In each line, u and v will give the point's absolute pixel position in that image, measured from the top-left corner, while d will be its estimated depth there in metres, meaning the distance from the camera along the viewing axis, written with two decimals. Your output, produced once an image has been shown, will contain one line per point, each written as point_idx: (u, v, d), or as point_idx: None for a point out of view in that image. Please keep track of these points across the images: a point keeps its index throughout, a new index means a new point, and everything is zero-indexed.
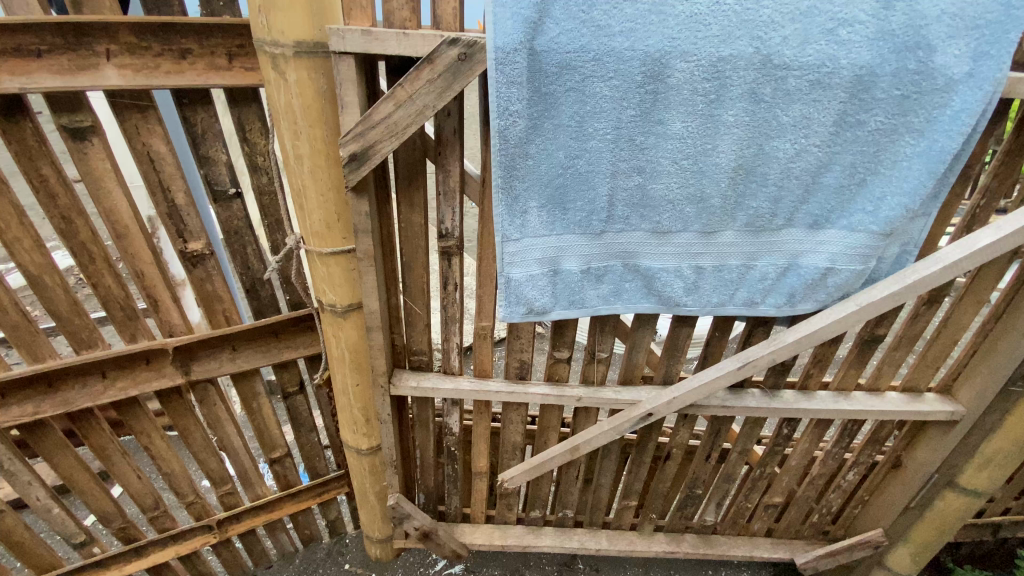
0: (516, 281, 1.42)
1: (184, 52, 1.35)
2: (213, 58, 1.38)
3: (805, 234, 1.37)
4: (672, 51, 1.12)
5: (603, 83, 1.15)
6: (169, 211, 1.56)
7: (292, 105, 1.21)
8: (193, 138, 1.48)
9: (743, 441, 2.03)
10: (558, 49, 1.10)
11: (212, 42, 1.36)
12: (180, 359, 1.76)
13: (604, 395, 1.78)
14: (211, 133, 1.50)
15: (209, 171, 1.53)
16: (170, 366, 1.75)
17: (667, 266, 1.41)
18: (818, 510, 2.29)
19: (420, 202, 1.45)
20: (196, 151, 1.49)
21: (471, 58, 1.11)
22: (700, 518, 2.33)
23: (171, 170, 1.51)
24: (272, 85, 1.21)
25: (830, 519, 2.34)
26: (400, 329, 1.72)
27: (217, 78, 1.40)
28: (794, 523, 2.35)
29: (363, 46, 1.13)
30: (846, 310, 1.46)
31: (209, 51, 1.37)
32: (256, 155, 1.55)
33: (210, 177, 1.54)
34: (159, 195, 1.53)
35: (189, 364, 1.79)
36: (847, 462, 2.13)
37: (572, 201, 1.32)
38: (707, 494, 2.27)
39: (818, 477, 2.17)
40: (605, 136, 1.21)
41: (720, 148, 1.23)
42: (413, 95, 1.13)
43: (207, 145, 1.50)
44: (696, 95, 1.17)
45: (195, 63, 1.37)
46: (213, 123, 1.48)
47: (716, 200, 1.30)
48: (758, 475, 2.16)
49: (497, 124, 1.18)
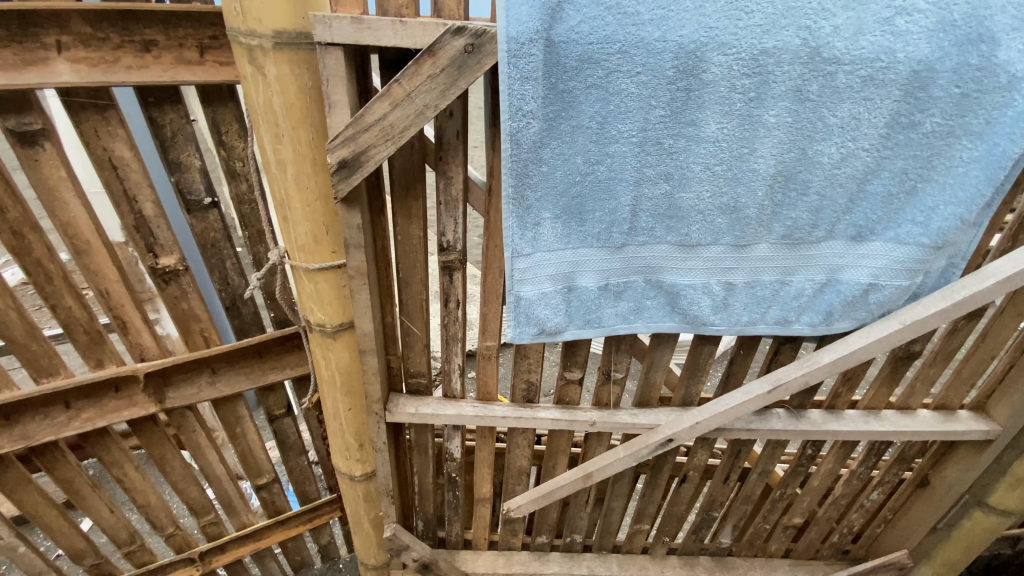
0: (528, 300, 1.29)
1: (148, 43, 1.19)
2: (182, 51, 1.22)
3: (846, 247, 1.25)
4: (709, 43, 0.98)
5: (629, 79, 1.01)
6: (136, 223, 1.40)
7: (273, 104, 1.05)
8: (161, 143, 1.33)
9: (764, 462, 1.90)
10: (580, 40, 0.96)
11: (180, 33, 1.20)
12: (153, 385, 1.60)
13: (620, 419, 1.63)
14: (183, 136, 1.34)
15: (181, 178, 1.38)
16: (142, 393, 1.59)
17: (694, 282, 1.29)
18: (840, 530, 2.17)
19: (418, 212, 1.30)
20: (166, 156, 1.34)
21: (480, 49, 0.95)
22: (715, 540, 2.21)
23: (137, 177, 1.35)
24: (249, 81, 1.04)
25: (850, 538, 2.22)
26: (397, 350, 1.57)
27: (187, 74, 1.24)
28: (814, 543, 2.23)
29: (352, 37, 0.98)
30: (888, 329, 1.34)
31: (177, 43, 1.21)
32: (233, 160, 1.40)
33: (183, 185, 1.39)
34: (124, 206, 1.36)
35: (163, 390, 1.62)
36: (871, 481, 2.01)
37: (590, 211, 1.18)
38: (724, 515, 2.14)
39: (842, 498, 2.05)
40: (630, 139, 1.08)
41: (757, 152, 1.10)
42: (412, 93, 0.98)
43: (179, 149, 1.35)
44: (734, 92, 1.03)
45: (161, 57, 1.21)
46: (184, 125, 1.33)
47: (751, 210, 1.18)
48: (779, 495, 2.03)
49: (508, 126, 1.02)
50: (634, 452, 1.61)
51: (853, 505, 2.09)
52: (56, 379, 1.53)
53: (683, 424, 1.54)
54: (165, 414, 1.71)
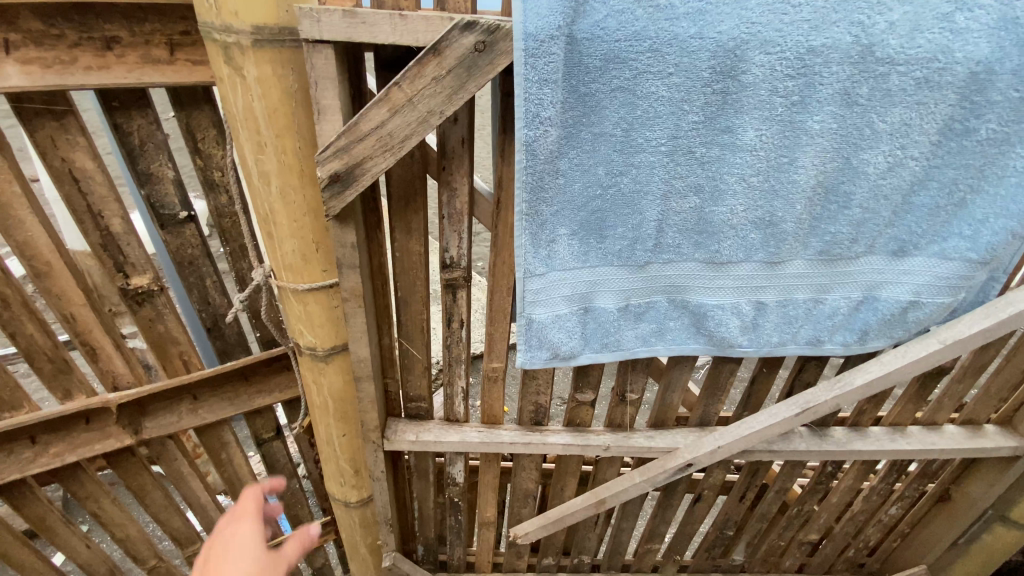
0: (541, 323, 1.15)
1: (109, 40, 1.04)
2: (149, 49, 1.08)
3: (886, 263, 1.13)
4: (751, 40, 0.87)
5: (660, 80, 0.89)
6: (103, 240, 1.26)
7: (254, 110, 0.91)
8: (127, 153, 1.19)
9: (782, 480, 1.82)
10: (607, 37, 0.84)
11: (145, 28, 1.05)
12: (127, 415, 1.46)
13: (635, 443, 1.53)
14: (153, 145, 1.20)
15: (152, 191, 1.25)
16: (116, 424, 1.46)
17: (724, 303, 1.16)
18: (856, 545, 2.09)
19: (418, 228, 1.18)
20: (134, 167, 1.21)
21: (491, 47, 0.82)
22: (728, 557, 2.13)
23: (103, 191, 1.21)
24: (226, 84, 0.91)
25: (866, 552, 2.14)
26: (395, 374, 1.45)
27: (156, 76, 1.10)
28: (828, 559, 2.15)
29: (343, 33, 0.85)
30: (927, 349, 1.24)
31: (143, 39, 1.06)
32: (210, 170, 1.27)
33: (155, 199, 1.26)
34: (88, 222, 1.22)
35: (140, 420, 1.49)
36: (891, 496, 1.93)
37: (611, 227, 1.04)
38: (738, 533, 2.06)
39: (860, 513, 1.97)
40: (659, 147, 0.95)
41: (799, 162, 0.98)
42: (414, 98, 0.85)
43: (148, 159, 1.21)
44: (776, 95, 0.92)
45: (125, 56, 1.07)
46: (154, 131, 1.19)
47: (789, 225, 1.06)
48: (795, 512, 1.95)
49: (523, 134, 0.89)
50: (650, 478, 1.51)
51: (871, 520, 2.01)
52: (20, 412, 1.39)
53: (704, 449, 1.45)
54: (144, 443, 1.58)
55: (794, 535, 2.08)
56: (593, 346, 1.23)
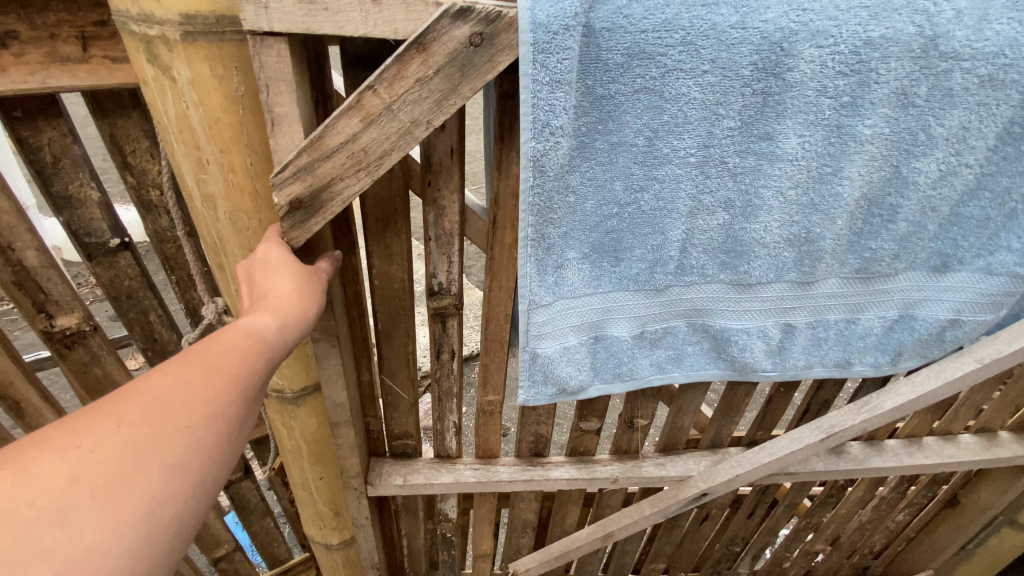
0: (547, 358, 0.99)
1: (7, 35, 0.75)
2: (56, 45, 0.78)
3: (925, 279, 1.04)
4: (801, 31, 0.72)
5: (692, 80, 0.73)
6: (17, 277, 1.01)
7: (189, 119, 0.71)
8: (38, 173, 0.95)
9: (793, 495, 1.73)
10: (632, 27, 0.69)
11: (48, 20, 0.75)
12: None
13: (644, 472, 1.41)
14: (70, 161, 0.96)
15: (73, 217, 1.02)
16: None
17: (750, 327, 1.03)
18: (860, 551, 2.03)
19: (400, 252, 1.01)
20: (48, 189, 0.97)
21: (491, 41, 0.65)
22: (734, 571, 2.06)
23: (9, 219, 0.95)
24: (153, 88, 0.71)
25: (870, 558, 2.08)
26: (377, 412, 1.28)
27: (66, 79, 0.80)
28: (834, 566, 2.09)
29: (301, 26, 0.66)
30: (963, 368, 1.14)
31: (49, 33, 0.77)
32: (145, 188, 1.04)
33: (77, 225, 1.02)
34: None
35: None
36: (900, 505, 1.87)
37: (627, 249, 0.89)
38: (745, 548, 1.98)
39: (868, 523, 1.90)
40: (687, 158, 0.80)
41: (844, 172, 0.85)
42: (394, 106, 0.68)
43: (64, 179, 0.98)
44: (824, 96, 0.78)
45: (26, 56, 0.77)
46: (70, 146, 0.95)
47: (826, 242, 0.93)
48: (802, 524, 1.87)
49: (529, 148, 0.73)
50: (661, 510, 1.39)
51: (877, 529, 1.95)
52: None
53: (720, 478, 1.33)
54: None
55: (802, 547, 2.01)
56: (604, 377, 1.09)
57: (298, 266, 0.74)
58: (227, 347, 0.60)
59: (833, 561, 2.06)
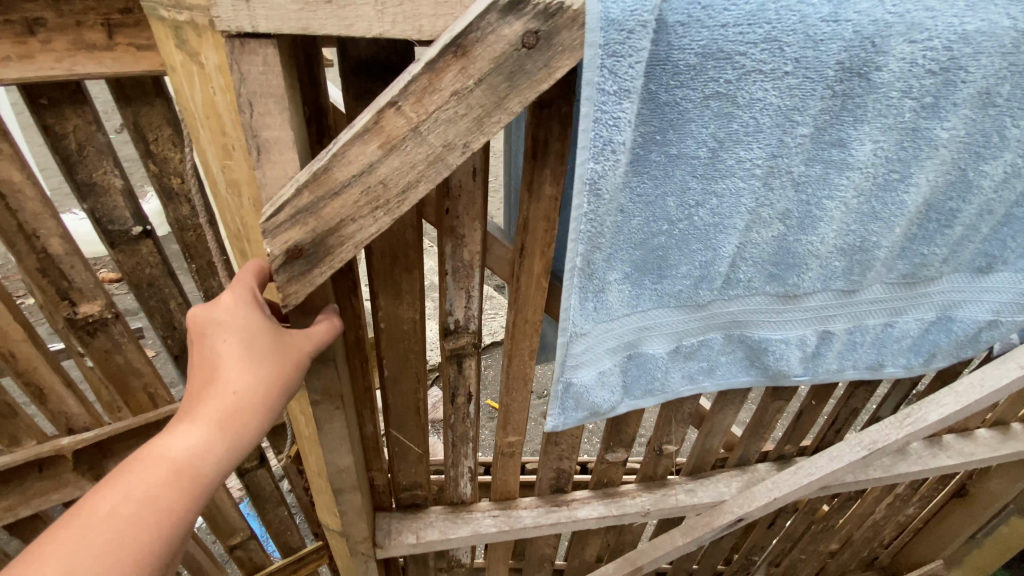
0: (582, 386, 0.89)
1: (33, 22, 0.73)
2: (83, 33, 0.76)
3: (967, 281, 0.95)
4: (895, 24, 0.62)
5: (770, 84, 0.61)
6: (41, 264, 0.98)
7: (216, 106, 0.57)
8: (63, 161, 0.89)
9: (813, 501, 1.69)
10: (710, 20, 0.56)
11: (74, 5, 0.73)
12: (87, 459, 1.19)
13: (674, 501, 1.31)
14: (94, 148, 0.90)
15: (97, 205, 0.97)
16: (74, 471, 1.18)
17: (790, 336, 0.94)
18: (871, 545, 2.02)
19: (411, 291, 0.85)
20: (71, 177, 0.91)
21: (548, 42, 0.50)
22: None
23: (36, 207, 0.93)
24: (183, 77, 0.59)
25: (879, 551, 2.08)
26: (382, 464, 1.12)
27: (92, 66, 0.78)
28: (845, 563, 2.08)
29: (294, 24, 0.50)
30: (1005, 376, 1.10)
31: (74, 20, 0.74)
32: (166, 176, 0.97)
33: (99, 213, 0.98)
34: (18, 243, 0.95)
35: (104, 461, 1.21)
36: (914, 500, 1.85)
37: (673, 266, 0.77)
38: (762, 554, 1.93)
39: (881, 519, 1.88)
40: (753, 170, 0.68)
41: (914, 179, 0.76)
42: (423, 127, 0.53)
43: (89, 167, 0.92)
44: (908, 97, 0.68)
45: (52, 42, 0.75)
46: (94, 133, 0.89)
47: (881, 251, 0.84)
48: (820, 528, 1.83)
49: (585, 169, 0.58)
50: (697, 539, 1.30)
51: (887, 523, 1.94)
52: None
53: (757, 503, 1.25)
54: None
55: (816, 548, 1.98)
56: (634, 395, 0.98)
57: (264, 333, 0.61)
58: (159, 478, 0.56)
59: (845, 557, 2.05)
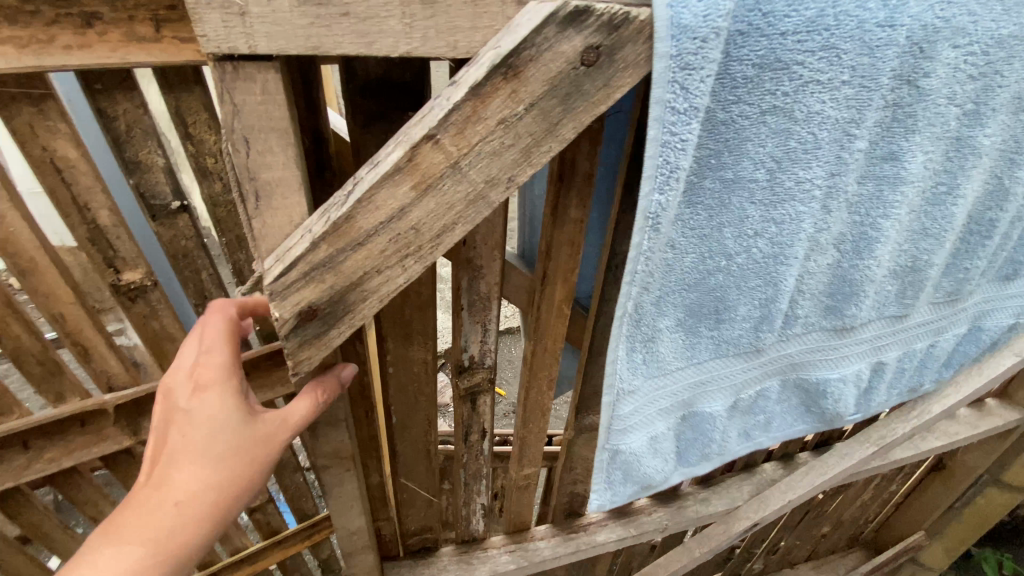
0: (632, 452, 0.85)
1: (84, 12, 0.52)
2: (135, 26, 0.54)
3: (995, 289, 1.02)
4: (943, 29, 0.59)
5: (829, 96, 0.57)
6: (90, 234, 0.77)
7: None
8: (111, 142, 0.69)
9: None
10: (771, 28, 0.51)
11: None
12: (127, 418, 0.96)
13: (689, 514, 1.27)
14: (139, 125, 0.69)
15: (141, 181, 0.75)
16: (115, 427, 0.96)
17: (849, 373, 0.95)
18: (857, 523, 2.10)
19: (422, 330, 0.76)
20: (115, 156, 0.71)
21: (609, 58, 0.43)
22: (750, 567, 2.05)
23: (88, 180, 0.72)
24: None
25: (865, 528, 2.16)
26: (388, 512, 1.03)
27: (140, 58, 0.55)
28: (834, 542, 2.14)
29: (303, 43, 0.40)
30: (1005, 365, 1.14)
31: (123, 12, 0.53)
32: (204, 158, 0.75)
33: (144, 189, 0.75)
34: (69, 215, 0.74)
35: (143, 419, 0.98)
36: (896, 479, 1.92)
37: (735, 307, 0.73)
38: (760, 544, 1.96)
39: (867, 500, 1.95)
40: (814, 192, 0.64)
41: (961, 193, 0.77)
42: (464, 161, 0.45)
43: (135, 147, 0.71)
44: (952, 105, 0.66)
45: (108, 35, 0.53)
46: (141, 111, 0.68)
47: (932, 268, 0.87)
48: (812, 513, 1.88)
49: (650, 202, 0.52)
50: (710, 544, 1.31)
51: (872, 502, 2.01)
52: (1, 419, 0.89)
53: (771, 508, 1.27)
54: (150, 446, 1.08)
55: (809, 532, 2.03)
56: (689, 450, 0.96)
57: (226, 436, 0.59)
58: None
59: (833, 538, 2.11)
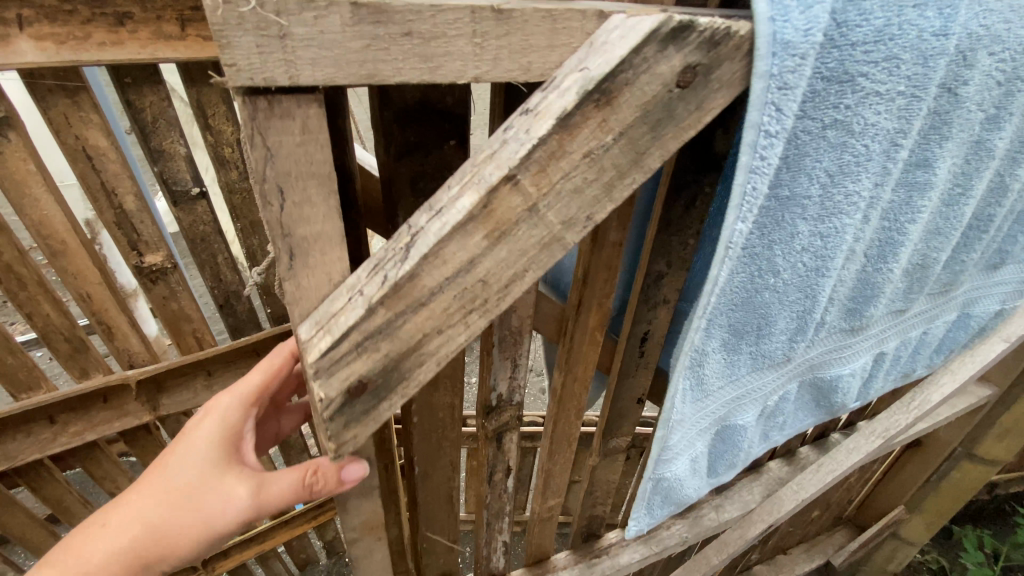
0: (675, 478, 0.88)
1: (123, 17, 0.80)
2: (161, 26, 0.82)
3: (983, 279, 1.03)
4: (983, 38, 0.57)
5: (883, 108, 0.55)
6: (117, 219, 1.03)
7: None
8: (140, 131, 1.01)
9: None
10: (841, 40, 0.47)
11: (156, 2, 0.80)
12: (145, 393, 1.22)
13: (706, 525, 1.24)
14: (167, 121, 1.03)
15: (165, 168, 1.08)
16: (135, 402, 1.22)
17: (857, 366, 0.96)
18: (842, 502, 2.18)
19: (451, 375, 0.69)
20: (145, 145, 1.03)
21: (705, 79, 0.38)
22: (747, 558, 2.09)
23: (116, 167, 0.97)
24: None
25: (849, 506, 2.24)
26: (405, 565, 0.94)
27: (169, 54, 0.84)
28: (822, 523, 2.22)
29: (355, 71, 0.32)
30: (995, 352, 1.17)
31: (155, 15, 0.81)
32: (225, 148, 1.12)
33: (166, 175, 1.08)
34: (100, 201, 0.99)
35: (158, 397, 1.25)
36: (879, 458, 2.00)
37: (775, 321, 0.73)
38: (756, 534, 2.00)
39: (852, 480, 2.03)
40: (861, 204, 0.63)
41: (973, 192, 0.78)
42: (543, 203, 0.38)
43: (160, 136, 1.03)
44: (981, 110, 0.65)
45: (136, 33, 0.81)
46: (167, 107, 1.01)
47: (938, 266, 0.88)
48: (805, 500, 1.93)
49: (728, 230, 0.48)
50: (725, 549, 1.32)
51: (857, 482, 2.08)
52: (37, 395, 1.17)
53: (786, 509, 1.26)
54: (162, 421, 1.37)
55: (801, 518, 2.08)
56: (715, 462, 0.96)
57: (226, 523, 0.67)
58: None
59: (822, 519, 2.18)
